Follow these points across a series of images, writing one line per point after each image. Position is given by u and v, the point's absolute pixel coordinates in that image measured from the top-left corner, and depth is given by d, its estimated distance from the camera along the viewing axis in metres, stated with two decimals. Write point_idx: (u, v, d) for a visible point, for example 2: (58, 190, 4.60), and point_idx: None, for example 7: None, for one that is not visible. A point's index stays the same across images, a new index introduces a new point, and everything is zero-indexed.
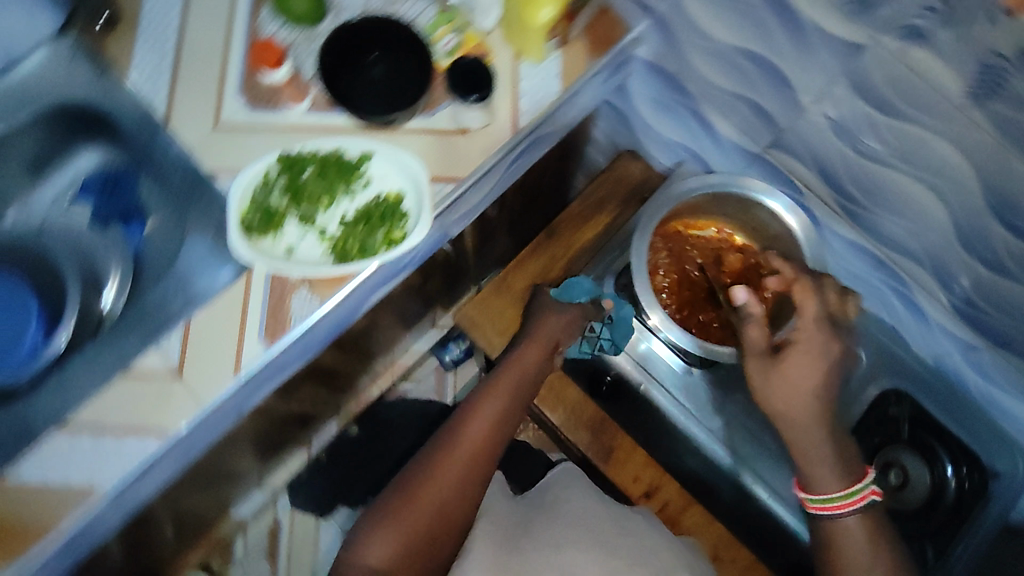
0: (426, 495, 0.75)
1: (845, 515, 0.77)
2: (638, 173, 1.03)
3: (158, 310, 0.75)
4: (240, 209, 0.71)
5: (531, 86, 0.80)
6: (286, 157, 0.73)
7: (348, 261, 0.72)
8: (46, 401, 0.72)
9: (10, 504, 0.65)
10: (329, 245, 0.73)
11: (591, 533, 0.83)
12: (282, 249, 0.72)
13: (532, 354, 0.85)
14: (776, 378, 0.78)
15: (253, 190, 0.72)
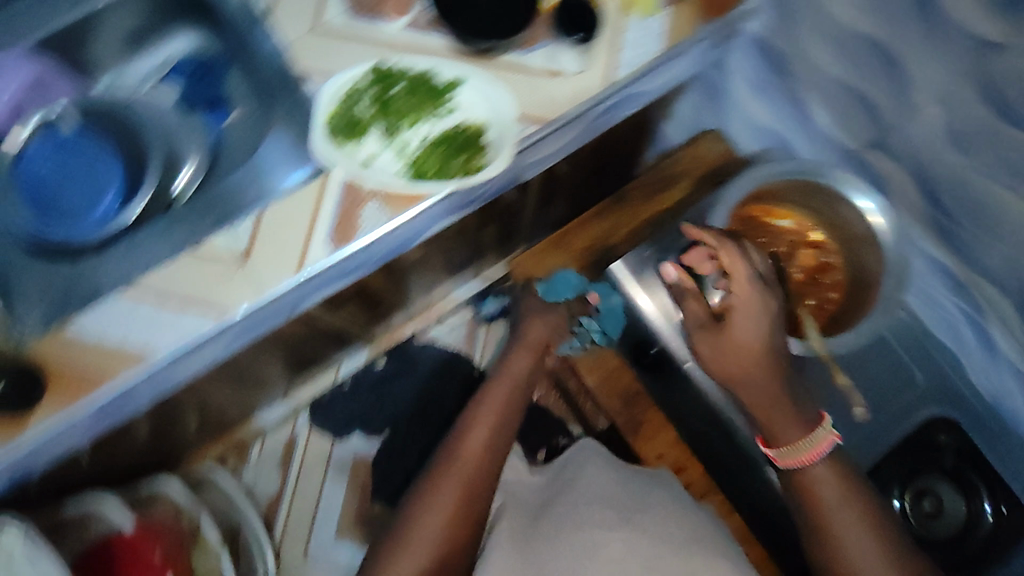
0: (442, 497, 0.77)
1: (811, 463, 0.73)
2: (720, 153, 1.00)
3: (233, 198, 0.77)
4: (328, 114, 0.74)
5: (635, 40, 0.77)
6: (381, 70, 0.74)
7: (425, 180, 0.72)
8: (114, 263, 0.74)
9: (70, 352, 0.68)
10: (406, 162, 0.73)
11: (612, 512, 0.86)
12: (359, 159, 0.73)
13: (523, 362, 0.90)
14: (719, 342, 0.75)
15: (344, 97, 0.74)
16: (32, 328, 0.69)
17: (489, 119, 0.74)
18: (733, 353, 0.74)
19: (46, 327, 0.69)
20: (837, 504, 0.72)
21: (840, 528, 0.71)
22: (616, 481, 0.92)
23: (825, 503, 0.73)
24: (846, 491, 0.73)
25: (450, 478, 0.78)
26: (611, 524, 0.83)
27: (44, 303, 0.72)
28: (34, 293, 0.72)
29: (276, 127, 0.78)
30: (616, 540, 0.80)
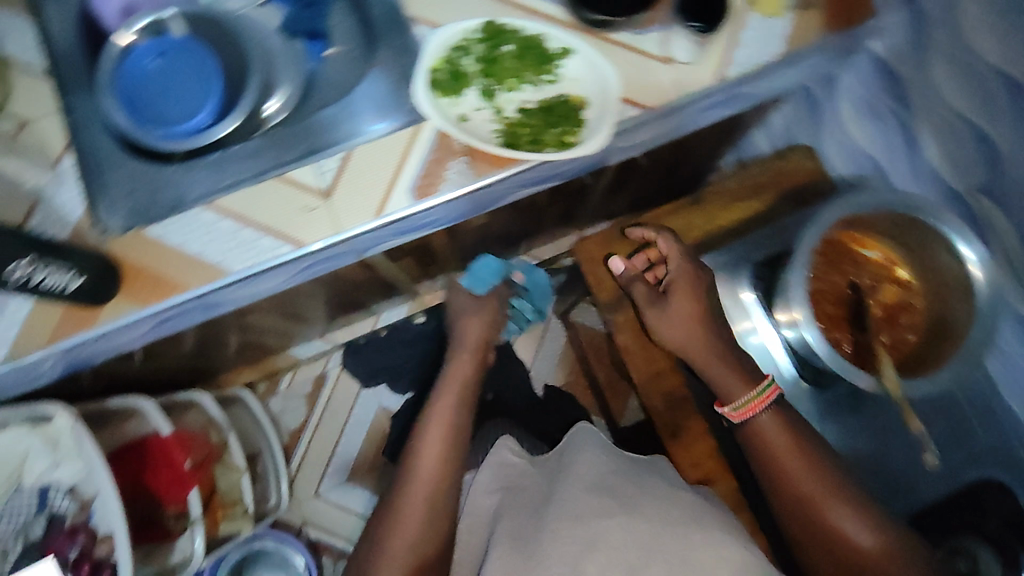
0: (411, 508, 0.84)
1: (761, 413, 0.78)
2: (809, 169, 0.91)
3: (318, 130, 0.76)
4: (431, 61, 0.72)
5: (754, 38, 0.74)
6: (491, 27, 0.72)
7: (517, 146, 0.71)
8: (199, 176, 0.74)
9: (147, 253, 0.70)
10: (500, 125, 0.73)
11: (608, 496, 0.79)
12: (455, 114, 0.72)
13: (466, 362, 0.99)
14: (664, 315, 0.83)
15: (450, 48, 0.73)
16: (113, 225, 0.70)
17: (591, 96, 0.73)
18: (678, 323, 0.83)
19: (127, 226, 0.71)
20: (790, 451, 0.76)
21: (796, 472, 0.76)
22: (609, 469, 0.86)
23: (780, 451, 0.76)
24: (798, 441, 0.77)
25: (414, 490, 0.85)
26: (598, 510, 0.76)
27: (127, 202, 0.72)
28: (118, 191, 0.72)
29: (379, 69, 0.76)
30: (611, 526, 0.73)
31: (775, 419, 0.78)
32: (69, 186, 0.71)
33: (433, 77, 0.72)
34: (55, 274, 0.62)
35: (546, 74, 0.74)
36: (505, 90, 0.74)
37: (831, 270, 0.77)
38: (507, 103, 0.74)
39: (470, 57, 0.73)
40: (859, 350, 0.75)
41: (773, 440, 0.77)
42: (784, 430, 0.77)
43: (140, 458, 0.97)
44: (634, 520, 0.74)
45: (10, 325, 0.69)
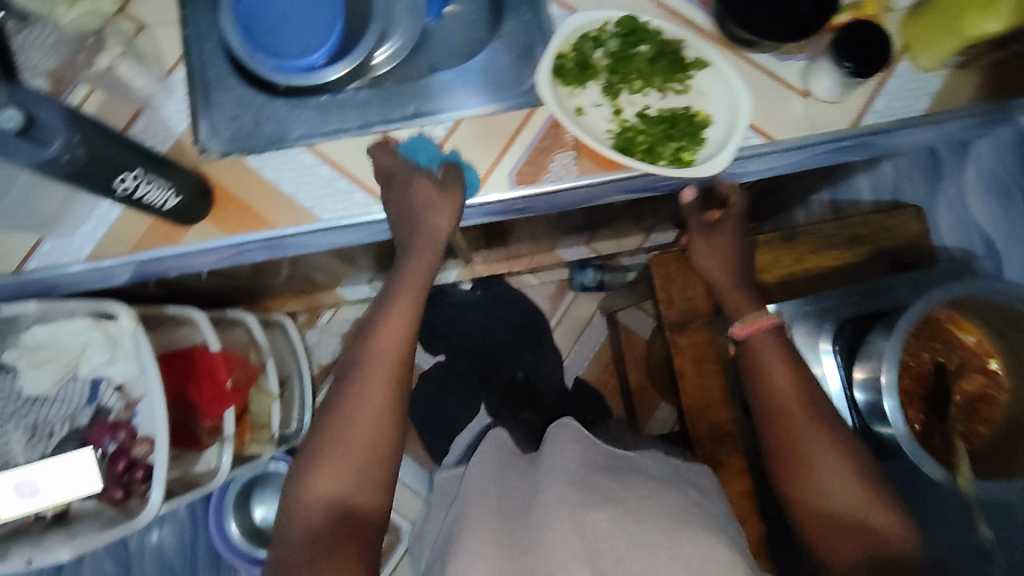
0: (349, 425, 0.64)
1: (759, 331, 0.72)
2: (912, 232, 0.88)
3: (430, 92, 0.74)
4: (562, 46, 0.69)
5: (903, 91, 0.70)
6: (631, 23, 0.69)
7: (630, 153, 0.68)
8: (304, 115, 0.73)
9: (242, 184, 0.70)
10: (616, 126, 0.70)
11: (593, 492, 0.59)
12: (574, 105, 0.69)
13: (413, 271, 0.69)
14: (708, 242, 0.76)
15: (584, 36, 0.70)
16: (213, 147, 0.70)
17: (718, 116, 0.70)
18: (713, 255, 0.76)
19: (226, 151, 0.71)
20: (788, 380, 0.70)
21: (789, 402, 0.69)
22: (594, 467, 0.64)
23: (772, 374, 0.70)
24: (796, 373, 0.70)
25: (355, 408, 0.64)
26: (582, 500, 0.57)
27: (231, 127, 0.72)
28: (222, 112, 0.72)
29: (501, 42, 0.75)
30: (600, 516, 0.55)
31: (773, 340, 0.71)
32: (174, 100, 0.70)
33: (560, 62, 0.69)
34: (156, 189, 0.61)
35: (675, 84, 0.71)
36: (629, 91, 0.71)
37: (916, 343, 0.74)
38: (628, 104, 0.71)
39: (602, 50, 0.70)
40: (931, 434, 0.71)
41: (767, 365, 0.71)
42: (782, 354, 0.71)
43: (186, 366, 0.99)
44: (624, 513, 0.56)
45: (98, 226, 0.69)
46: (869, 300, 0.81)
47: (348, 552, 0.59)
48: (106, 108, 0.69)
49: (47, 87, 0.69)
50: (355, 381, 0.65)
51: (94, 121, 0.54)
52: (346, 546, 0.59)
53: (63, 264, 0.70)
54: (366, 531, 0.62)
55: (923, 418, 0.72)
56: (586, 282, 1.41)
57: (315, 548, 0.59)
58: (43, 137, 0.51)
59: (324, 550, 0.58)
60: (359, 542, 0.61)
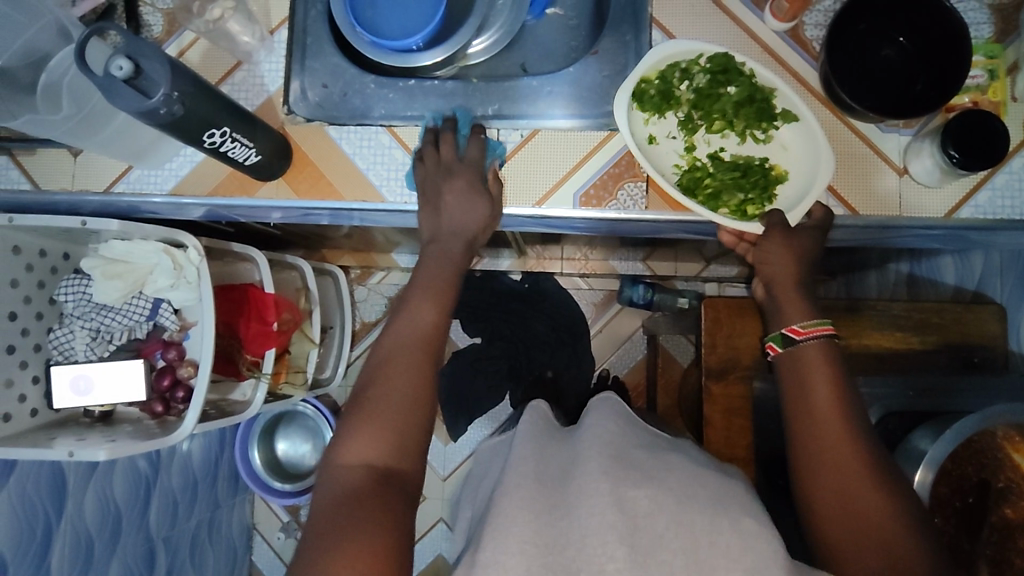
0: (385, 392, 0.60)
1: (809, 341, 0.64)
2: (987, 333, 0.82)
3: (514, 92, 0.75)
4: (647, 71, 0.67)
5: (1011, 186, 0.66)
6: (725, 60, 0.66)
7: (691, 195, 0.67)
8: (388, 95, 0.75)
9: (318, 152, 0.72)
10: (684, 164, 0.68)
11: (631, 468, 0.57)
12: (646, 134, 0.68)
13: (456, 245, 0.69)
14: (785, 241, 0.66)
15: (673, 65, 0.67)
16: (299, 111, 0.74)
17: (794, 175, 0.67)
18: (781, 254, 0.67)
19: (310, 117, 0.74)
20: (827, 397, 0.61)
21: (826, 422, 0.60)
22: (629, 447, 0.63)
23: (813, 384, 0.62)
24: (840, 392, 0.62)
25: (395, 370, 0.61)
26: (620, 476, 0.56)
27: (319, 94, 0.75)
28: (316, 73, 0.75)
29: (595, 56, 0.75)
30: (641, 494, 0.53)
31: (822, 355, 0.63)
32: (272, 58, 0.73)
33: (643, 86, 0.67)
34: (241, 145, 0.64)
35: (759, 131, 0.68)
36: (707, 130, 0.69)
37: (965, 455, 0.68)
38: (703, 143, 0.69)
39: (688, 83, 0.68)
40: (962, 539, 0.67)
41: (810, 376, 0.63)
42: (831, 370, 0.63)
43: (240, 302, 1.01)
44: (666, 494, 0.54)
45: (184, 164, 0.74)
46: (928, 396, 0.78)
47: (378, 521, 0.53)
48: (210, 58, 0.73)
49: (162, 27, 0.73)
50: (394, 346, 0.63)
51: (194, 77, 0.57)
52: (379, 507, 0.54)
53: (147, 193, 0.74)
54: (404, 498, 0.56)
55: (954, 528, 0.67)
56: (635, 297, 1.39)
57: (344, 516, 0.53)
58: (145, 87, 0.54)
59: (354, 515, 0.53)
60: (391, 510, 0.54)
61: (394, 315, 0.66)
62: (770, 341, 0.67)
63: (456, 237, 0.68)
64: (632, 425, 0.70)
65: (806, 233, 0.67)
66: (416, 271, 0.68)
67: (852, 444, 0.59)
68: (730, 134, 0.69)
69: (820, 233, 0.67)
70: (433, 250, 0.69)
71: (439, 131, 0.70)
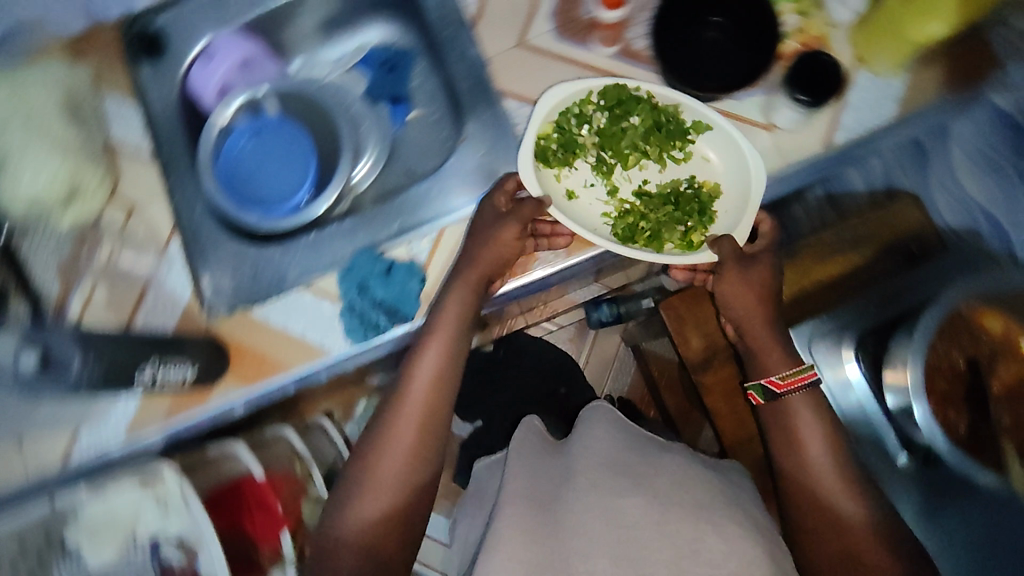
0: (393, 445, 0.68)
1: (794, 393, 0.69)
2: (915, 222, 0.85)
3: (410, 202, 0.76)
4: (543, 128, 0.73)
5: (865, 101, 0.72)
6: (618, 96, 0.73)
7: (631, 236, 0.73)
8: (298, 255, 0.75)
9: (251, 336, 0.72)
10: (614, 206, 0.75)
11: (625, 475, 0.65)
12: (564, 189, 0.75)
13: (435, 352, 0.69)
14: (741, 277, 0.70)
15: (569, 113, 0.74)
16: (219, 306, 0.73)
17: (724, 187, 0.74)
18: (735, 286, 0.71)
19: (232, 307, 0.73)
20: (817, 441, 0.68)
21: (822, 467, 0.67)
22: (629, 464, 0.67)
23: (802, 430, 0.68)
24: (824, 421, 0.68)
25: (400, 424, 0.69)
26: (616, 484, 0.63)
27: (231, 281, 0.74)
28: (223, 265, 0.75)
29: (466, 143, 0.77)
30: (630, 504, 0.61)
31: (811, 403, 0.69)
32: (176, 268, 0.74)
33: (543, 143, 0.73)
34: (173, 368, 0.65)
35: (675, 150, 0.75)
36: (624, 167, 0.76)
37: (947, 346, 0.71)
38: (625, 180, 0.76)
39: (588, 126, 0.75)
40: (974, 426, 0.70)
41: (798, 419, 0.69)
42: (818, 417, 0.68)
43: (237, 505, 0.91)
44: (656, 501, 0.61)
45: (121, 417, 0.74)
46: (890, 304, 0.80)
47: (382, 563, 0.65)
48: (115, 295, 0.72)
49: (59, 288, 0.72)
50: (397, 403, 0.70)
51: (105, 337, 0.61)
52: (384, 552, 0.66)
53: (103, 451, 0.74)
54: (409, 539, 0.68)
55: (960, 414, 0.70)
56: (603, 317, 1.36)
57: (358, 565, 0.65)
58: (64, 359, 0.57)
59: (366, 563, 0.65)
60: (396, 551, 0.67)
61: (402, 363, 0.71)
62: (751, 390, 0.71)
63: (443, 311, 0.69)
64: (649, 451, 0.71)
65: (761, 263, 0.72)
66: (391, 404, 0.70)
67: (841, 474, 0.66)
68: (649, 163, 0.76)
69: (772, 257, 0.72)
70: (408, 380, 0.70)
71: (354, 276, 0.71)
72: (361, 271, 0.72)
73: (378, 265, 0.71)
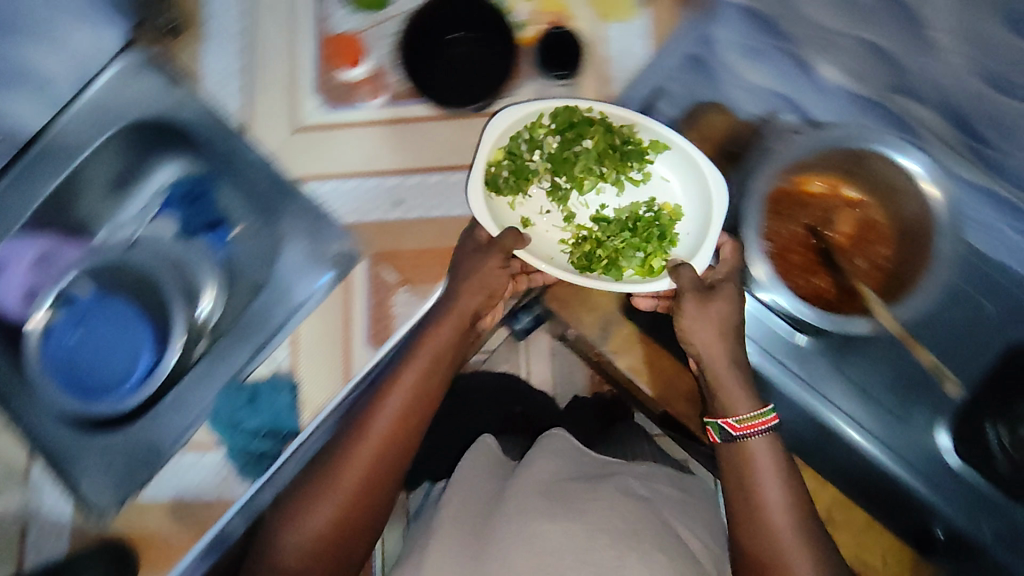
0: (351, 469, 0.64)
1: (755, 437, 0.64)
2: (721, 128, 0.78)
3: (262, 319, 0.74)
4: (492, 155, 0.68)
5: (622, 50, 0.74)
6: (570, 120, 0.68)
7: (589, 263, 0.68)
8: (169, 418, 0.72)
9: (148, 521, 0.68)
10: (571, 233, 0.71)
11: (559, 500, 0.69)
12: (518, 218, 0.69)
13: (405, 381, 0.66)
14: (705, 316, 0.65)
15: (518, 134, 0.68)
16: (106, 507, 0.69)
17: (685, 210, 0.70)
18: (704, 324, 0.65)
19: (121, 500, 0.69)
20: (779, 495, 0.64)
21: (772, 512, 0.64)
22: (561, 493, 0.70)
23: (758, 476, 0.64)
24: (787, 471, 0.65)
25: (360, 450, 0.65)
26: (547, 510, 0.67)
27: (110, 474, 0.70)
28: (97, 470, 0.70)
29: (289, 241, 0.74)
30: (551, 528, 0.64)
31: (768, 446, 0.65)
32: (49, 489, 0.70)
33: (495, 169, 0.67)
34: None
35: (633, 172, 0.70)
36: (579, 192, 0.71)
37: (782, 226, 0.78)
38: (581, 207, 0.72)
39: (539, 151, 0.69)
40: (820, 285, 0.76)
41: (755, 465, 0.65)
42: (775, 463, 0.65)
43: None
44: (578, 527, 0.65)
45: None
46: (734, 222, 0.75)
47: None
48: None
49: None
50: (359, 428, 0.65)
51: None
52: None
53: None
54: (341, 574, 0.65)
55: (807, 278, 0.77)
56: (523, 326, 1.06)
57: None
58: None
59: None
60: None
61: (372, 386, 0.67)
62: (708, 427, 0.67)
63: (422, 349, 0.66)
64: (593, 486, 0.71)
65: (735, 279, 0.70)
66: (350, 432, 0.65)
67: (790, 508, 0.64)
68: (605, 187, 0.71)
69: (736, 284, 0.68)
70: (372, 413, 0.65)
71: (247, 416, 0.68)
72: (228, 408, 0.69)
73: (261, 398, 0.68)
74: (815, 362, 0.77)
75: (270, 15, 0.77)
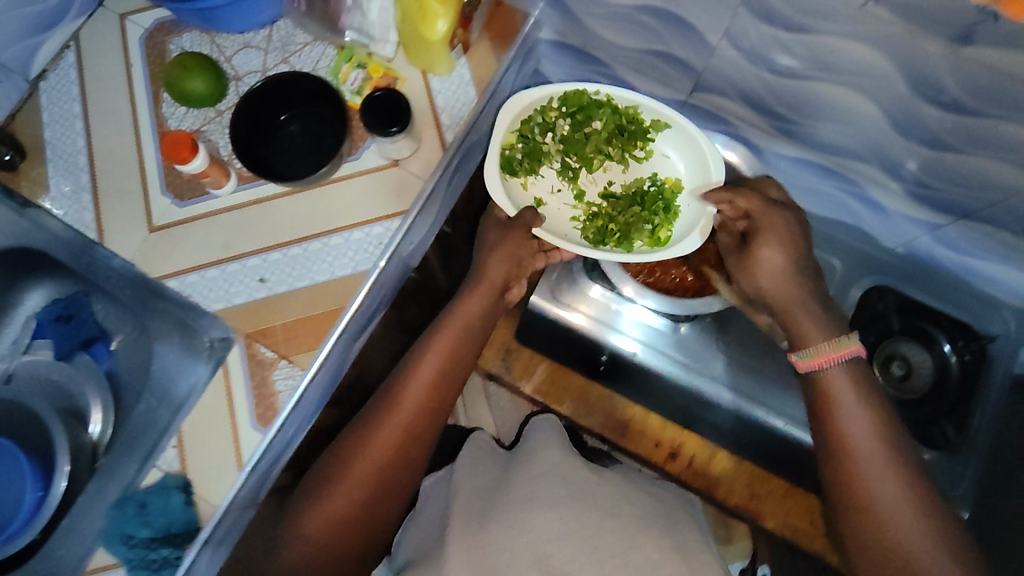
0: (384, 435, 0.67)
1: (830, 367, 0.66)
2: None
3: (146, 425, 0.77)
4: (508, 137, 0.76)
5: (449, 99, 0.78)
6: (582, 103, 0.77)
7: (601, 234, 0.77)
8: (71, 542, 0.74)
9: None
10: (581, 208, 0.79)
11: (546, 489, 0.70)
12: (530, 198, 0.78)
13: (437, 351, 0.72)
14: (753, 268, 0.72)
15: (532, 118, 0.77)
16: None
17: (684, 184, 0.79)
18: (760, 273, 0.72)
19: None
20: (857, 424, 0.63)
21: (857, 441, 0.63)
22: (561, 481, 0.72)
23: (834, 409, 0.65)
24: (872, 404, 0.64)
25: (394, 418, 0.68)
26: (547, 499, 0.68)
27: None
28: None
29: (160, 341, 0.78)
30: (547, 516, 0.65)
31: (846, 373, 0.65)
32: None
33: (507, 152, 0.76)
34: None
35: (637, 150, 0.80)
36: (589, 171, 0.80)
37: None
38: (591, 184, 0.80)
39: (551, 134, 0.78)
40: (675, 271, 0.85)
41: (836, 396, 0.65)
42: (854, 392, 0.65)
43: None
44: (577, 510, 0.66)
45: None
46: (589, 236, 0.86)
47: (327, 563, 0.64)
48: None
49: None
50: (391, 397, 0.69)
51: None
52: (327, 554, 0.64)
53: None
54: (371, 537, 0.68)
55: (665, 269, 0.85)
56: None
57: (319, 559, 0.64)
58: None
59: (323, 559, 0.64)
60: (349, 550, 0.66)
61: (404, 360, 0.72)
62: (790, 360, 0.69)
63: (451, 321, 0.73)
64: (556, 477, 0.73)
65: (779, 207, 0.74)
66: (380, 402, 0.69)
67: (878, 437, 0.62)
68: (613, 165, 0.80)
69: (781, 223, 0.72)
70: (400, 390, 0.69)
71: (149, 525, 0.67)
72: (120, 522, 0.69)
73: (156, 502, 0.67)
74: (694, 347, 0.88)
75: (106, 126, 0.78)
